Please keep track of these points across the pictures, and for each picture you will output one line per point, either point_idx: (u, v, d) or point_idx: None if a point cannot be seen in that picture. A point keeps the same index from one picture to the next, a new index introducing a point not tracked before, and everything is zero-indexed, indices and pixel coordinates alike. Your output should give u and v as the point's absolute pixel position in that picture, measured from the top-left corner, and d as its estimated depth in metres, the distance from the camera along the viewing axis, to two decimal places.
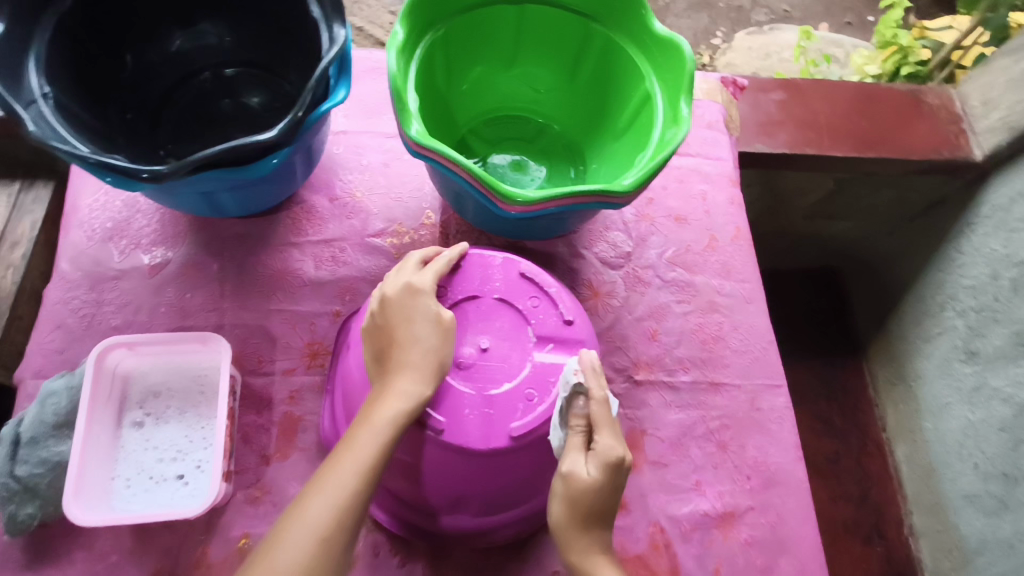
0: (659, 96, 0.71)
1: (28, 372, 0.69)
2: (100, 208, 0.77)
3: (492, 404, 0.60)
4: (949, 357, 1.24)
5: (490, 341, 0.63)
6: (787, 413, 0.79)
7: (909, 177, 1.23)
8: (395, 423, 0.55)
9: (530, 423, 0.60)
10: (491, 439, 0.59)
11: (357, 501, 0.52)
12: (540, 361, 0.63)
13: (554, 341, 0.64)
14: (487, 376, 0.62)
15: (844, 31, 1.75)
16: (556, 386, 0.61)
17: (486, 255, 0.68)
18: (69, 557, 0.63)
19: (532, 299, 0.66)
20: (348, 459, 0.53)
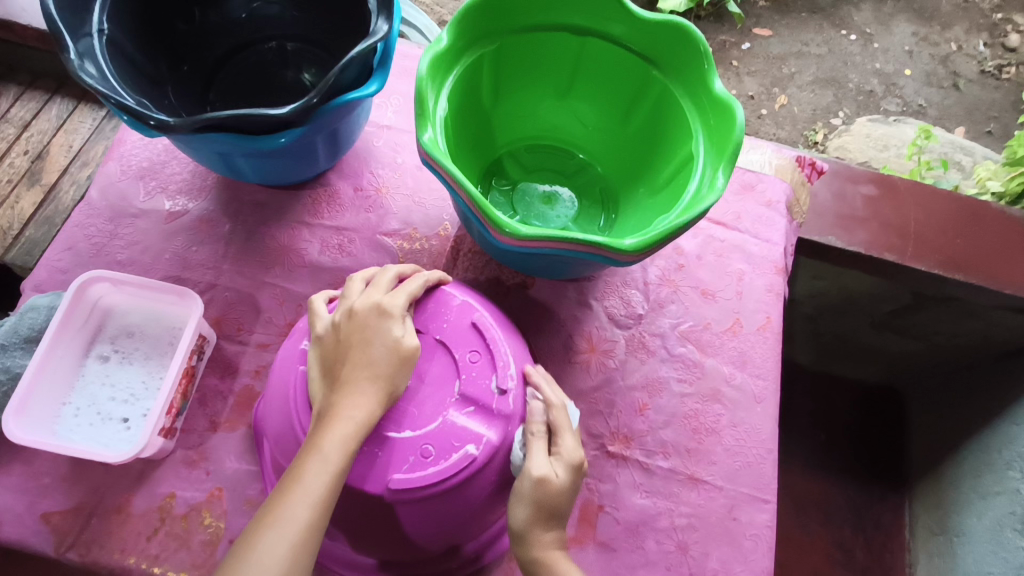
0: (701, 159, 0.66)
1: (29, 284, 0.72)
2: (143, 147, 0.80)
3: (382, 445, 0.55)
4: (1002, 523, 1.08)
5: (412, 381, 0.58)
6: (766, 533, 0.71)
7: (998, 312, 1.10)
8: (348, 448, 0.51)
9: (412, 481, 0.54)
10: (366, 481, 0.54)
11: (313, 533, 0.48)
12: (451, 420, 0.57)
13: (479, 404, 0.58)
14: (391, 415, 0.57)
15: (981, 140, 1.57)
16: (456, 453, 0.55)
17: (448, 292, 0.64)
18: (9, 467, 0.65)
19: (472, 351, 0.60)
20: (298, 492, 0.49)
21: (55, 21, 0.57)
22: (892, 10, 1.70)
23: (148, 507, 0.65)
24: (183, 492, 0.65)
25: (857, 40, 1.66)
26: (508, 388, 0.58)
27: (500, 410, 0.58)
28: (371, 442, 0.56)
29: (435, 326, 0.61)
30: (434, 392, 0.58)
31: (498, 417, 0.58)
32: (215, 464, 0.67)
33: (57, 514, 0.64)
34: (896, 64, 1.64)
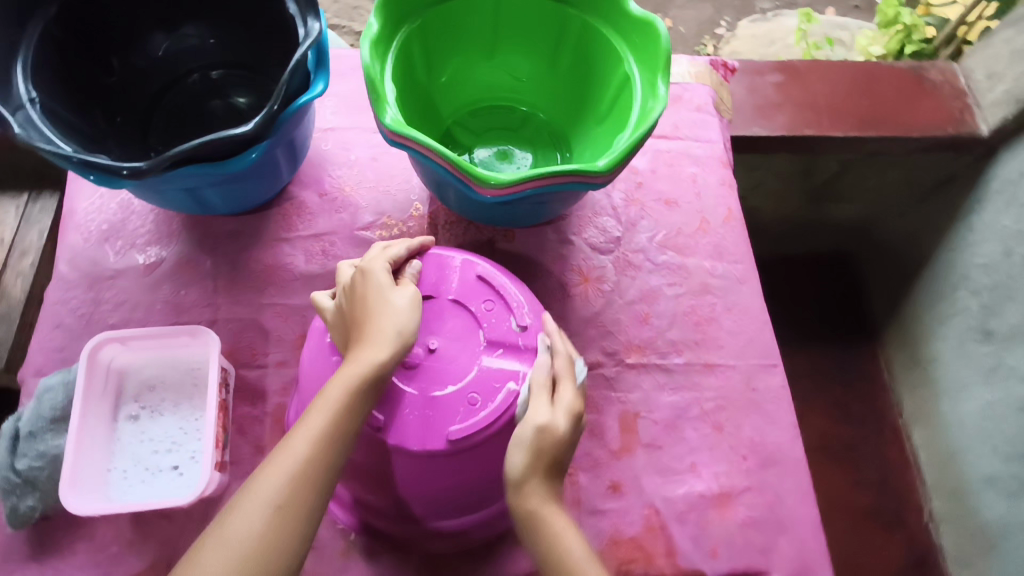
0: (637, 78, 0.71)
1: (29, 372, 0.71)
2: (95, 211, 0.79)
3: (430, 406, 0.59)
4: (964, 338, 1.21)
5: (441, 343, 0.62)
6: (783, 393, 0.78)
7: (915, 157, 1.21)
8: (350, 388, 0.54)
9: (470, 428, 0.58)
10: (427, 441, 0.58)
11: (314, 469, 0.51)
12: (487, 366, 0.61)
13: (506, 347, 0.62)
14: (430, 378, 0.60)
15: (852, 14, 1.69)
16: (500, 393, 0.60)
17: (446, 255, 0.67)
18: (72, 548, 0.64)
19: (486, 301, 0.64)
20: (300, 430, 0.53)
21: None
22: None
23: None
24: None
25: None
26: (527, 325, 0.63)
27: (525, 346, 0.62)
28: (419, 405, 0.59)
29: (445, 287, 0.65)
30: (463, 347, 0.62)
31: (527, 353, 0.63)
32: None
33: None
34: None
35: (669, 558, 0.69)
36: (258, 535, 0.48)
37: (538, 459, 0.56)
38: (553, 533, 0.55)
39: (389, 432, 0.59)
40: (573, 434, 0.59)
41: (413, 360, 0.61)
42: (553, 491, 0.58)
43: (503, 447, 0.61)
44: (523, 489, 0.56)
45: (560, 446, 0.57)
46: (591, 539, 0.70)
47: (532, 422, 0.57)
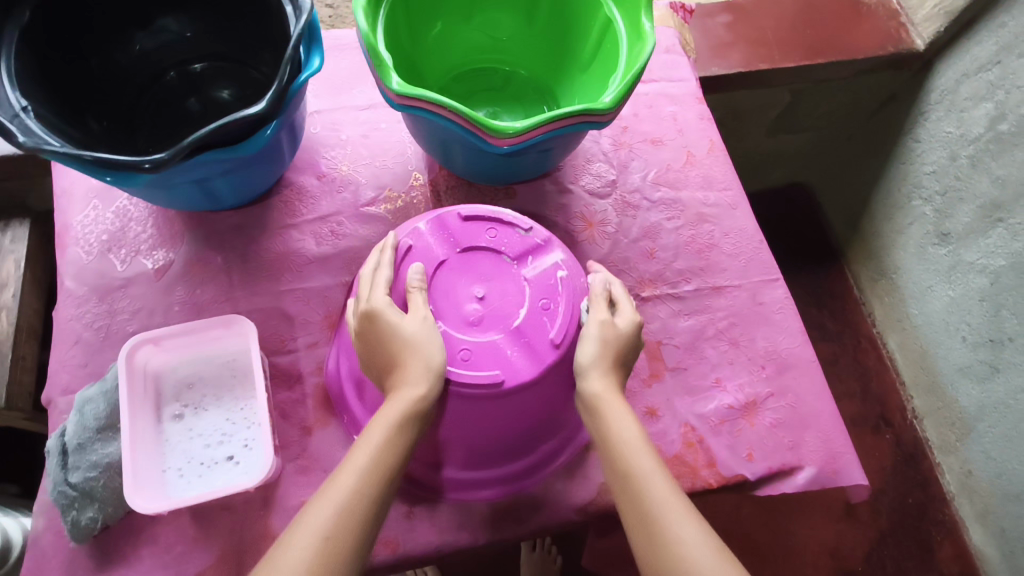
0: (620, 21, 0.73)
1: (56, 392, 0.70)
2: (92, 222, 0.78)
3: (518, 333, 0.63)
4: (923, 243, 1.28)
5: (484, 287, 0.66)
6: (787, 303, 0.83)
7: (857, 78, 1.25)
8: (393, 425, 0.56)
9: (563, 326, 0.64)
10: (539, 359, 0.62)
11: (361, 503, 0.52)
12: (531, 276, 0.67)
13: (531, 253, 0.68)
14: (499, 314, 0.64)
15: None
16: (560, 284, 0.66)
17: (442, 215, 0.69)
18: (137, 554, 0.63)
19: (489, 231, 0.69)
20: (344, 471, 0.54)
21: None
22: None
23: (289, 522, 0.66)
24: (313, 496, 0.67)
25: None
26: (533, 229, 0.70)
27: (544, 244, 0.69)
28: (512, 340, 0.63)
29: (451, 243, 0.68)
30: (502, 278, 0.67)
31: (546, 246, 0.69)
32: (327, 460, 0.69)
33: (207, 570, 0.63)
34: None
35: (711, 468, 0.73)
36: (310, 566, 0.48)
37: (606, 348, 0.62)
38: (611, 413, 0.59)
39: (512, 375, 0.61)
40: (633, 340, 0.65)
41: (474, 314, 0.64)
42: (616, 383, 0.62)
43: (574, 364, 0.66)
44: (590, 371, 0.61)
45: (624, 346, 0.63)
46: None
47: (596, 320, 0.63)
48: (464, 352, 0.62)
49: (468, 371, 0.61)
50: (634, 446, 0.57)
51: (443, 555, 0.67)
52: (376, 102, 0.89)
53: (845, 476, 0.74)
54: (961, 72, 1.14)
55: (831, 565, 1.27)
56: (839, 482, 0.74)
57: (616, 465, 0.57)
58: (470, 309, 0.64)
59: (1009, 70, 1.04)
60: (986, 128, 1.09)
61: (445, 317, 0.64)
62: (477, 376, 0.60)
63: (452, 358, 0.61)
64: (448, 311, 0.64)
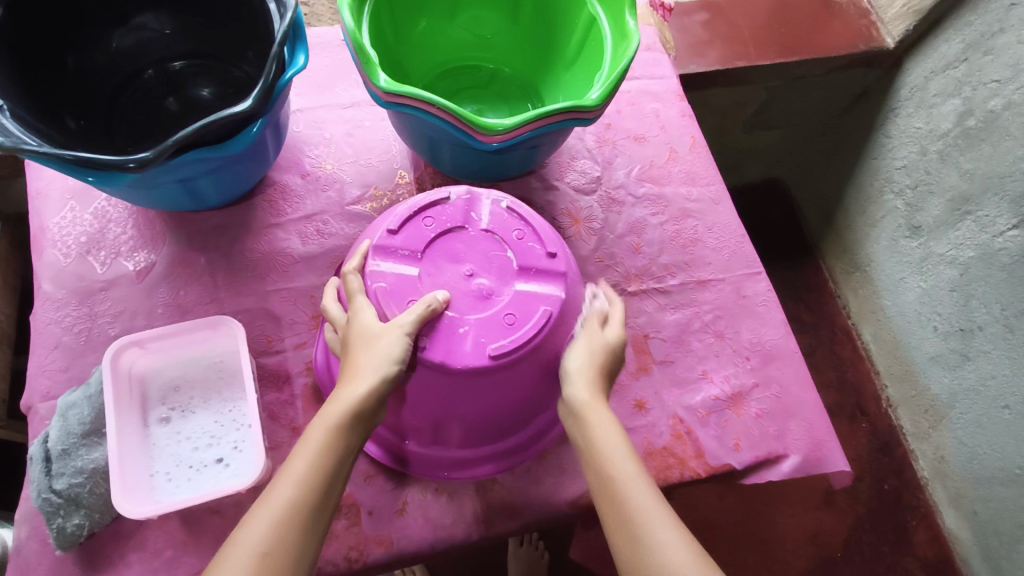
0: (604, 18, 0.74)
1: (36, 398, 0.68)
2: (69, 224, 0.76)
3: (523, 269, 0.64)
4: (896, 236, 1.31)
5: (464, 262, 0.64)
6: (770, 296, 0.85)
7: (831, 76, 1.27)
8: (331, 428, 0.54)
9: (541, 236, 0.66)
10: (558, 283, 0.64)
11: (298, 514, 0.50)
12: (490, 224, 0.66)
13: (469, 211, 0.67)
14: (497, 272, 0.64)
15: None
16: (516, 213, 0.67)
17: (388, 249, 0.64)
18: (125, 561, 0.62)
19: (427, 221, 0.65)
20: (281, 477, 0.52)
21: None
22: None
23: None
24: None
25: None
26: (451, 194, 0.67)
27: (471, 197, 0.67)
28: (525, 279, 0.64)
29: (409, 256, 0.63)
30: (467, 247, 0.65)
31: (470, 201, 0.67)
32: None
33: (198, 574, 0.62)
34: None
35: (699, 458, 0.74)
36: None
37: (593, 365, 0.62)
38: (602, 433, 0.58)
39: (552, 301, 0.63)
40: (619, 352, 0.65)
41: (480, 287, 0.62)
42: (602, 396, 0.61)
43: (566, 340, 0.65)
44: (576, 382, 0.60)
45: (611, 355, 0.63)
46: None
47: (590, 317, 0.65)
48: (509, 317, 0.61)
49: (524, 327, 0.60)
50: (631, 480, 0.55)
51: (437, 551, 0.67)
52: (359, 100, 0.88)
53: (829, 463, 0.76)
54: (930, 69, 1.17)
55: (812, 552, 1.29)
56: (823, 469, 0.75)
57: (600, 478, 0.56)
58: (476, 286, 0.62)
59: (975, 68, 1.07)
60: (954, 124, 1.12)
61: (460, 307, 0.61)
62: (535, 323, 0.61)
63: (502, 328, 0.60)
64: (457, 300, 0.61)
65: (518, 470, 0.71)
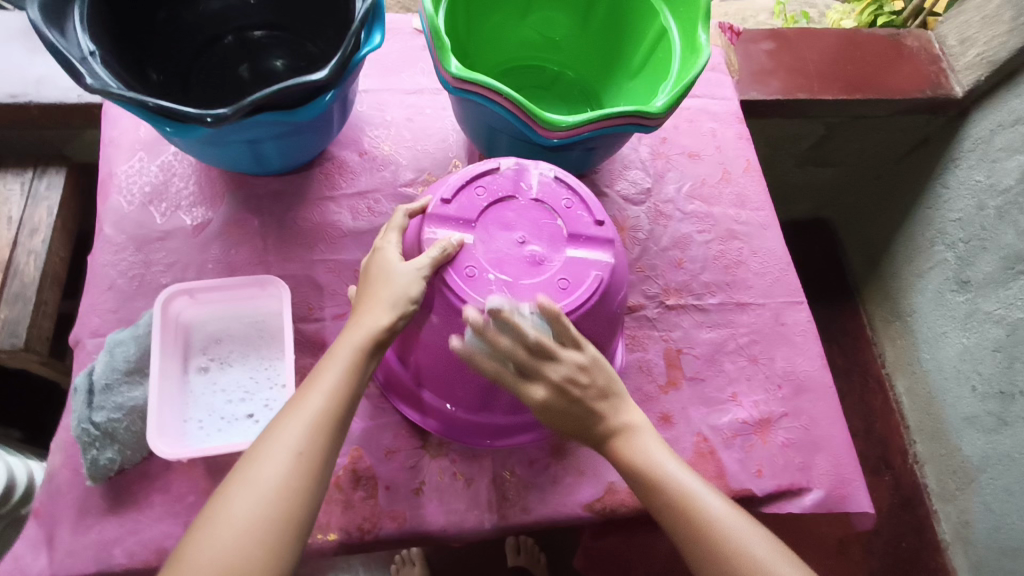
0: (675, 31, 0.75)
1: (85, 333, 0.71)
2: (136, 174, 0.79)
3: (573, 236, 0.62)
4: (942, 289, 1.28)
5: (515, 229, 0.62)
6: (809, 326, 0.84)
7: (895, 118, 1.25)
8: (358, 349, 0.57)
9: (590, 206, 0.64)
10: (610, 252, 0.63)
11: (328, 419, 0.54)
12: (540, 193, 0.64)
13: (518, 179, 0.64)
14: (548, 239, 0.62)
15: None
16: (564, 183, 0.65)
17: (441, 220, 0.62)
18: (149, 500, 0.64)
19: (478, 190, 0.63)
20: (312, 390, 0.55)
21: (62, 53, 0.56)
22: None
23: None
24: None
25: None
26: (500, 163, 0.65)
27: (519, 168, 0.65)
28: (575, 247, 0.62)
29: (461, 224, 0.62)
30: (520, 215, 0.63)
31: (518, 171, 0.65)
32: None
33: None
34: None
35: (720, 479, 0.73)
36: (287, 481, 0.50)
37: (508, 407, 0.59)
38: (639, 452, 0.60)
39: (602, 267, 0.62)
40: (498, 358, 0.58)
41: (532, 253, 0.61)
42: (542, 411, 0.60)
43: (608, 317, 0.64)
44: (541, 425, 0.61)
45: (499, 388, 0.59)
46: None
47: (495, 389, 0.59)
48: (562, 281, 0.60)
49: (577, 291, 0.60)
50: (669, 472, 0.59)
51: (447, 535, 0.68)
52: (424, 87, 0.90)
53: (852, 503, 0.74)
54: (997, 122, 1.14)
55: None
56: (846, 508, 0.74)
57: (685, 528, 0.57)
58: (528, 253, 0.61)
59: None
60: (1017, 181, 1.09)
61: (514, 273, 0.60)
62: (588, 288, 0.60)
63: (555, 293, 0.59)
64: (509, 266, 0.60)
65: (537, 465, 0.71)
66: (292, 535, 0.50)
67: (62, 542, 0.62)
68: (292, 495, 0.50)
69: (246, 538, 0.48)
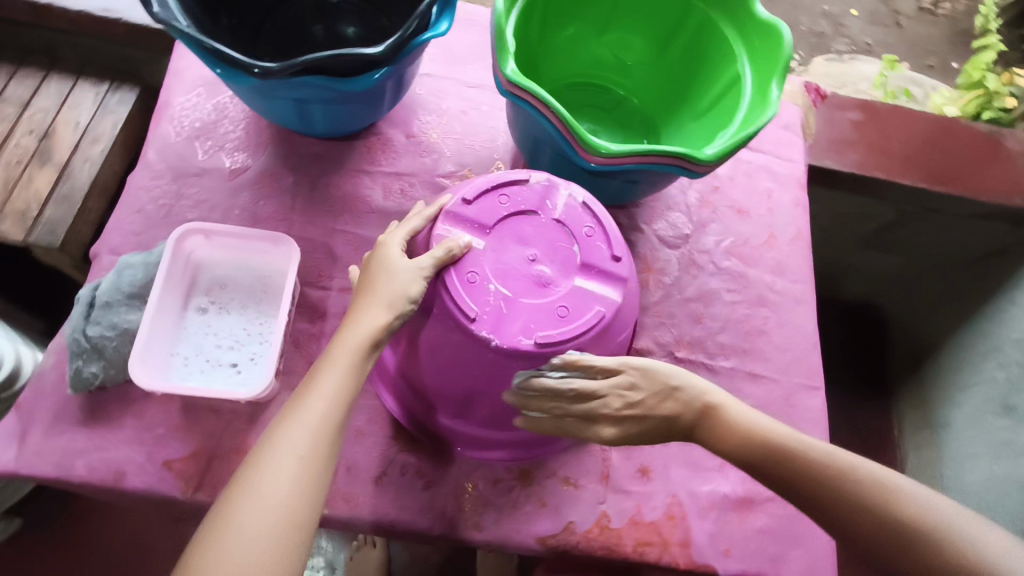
0: (749, 80, 0.72)
1: (104, 248, 0.73)
2: (191, 108, 0.81)
3: (586, 266, 0.60)
4: (982, 409, 1.20)
5: (528, 245, 0.61)
6: (820, 415, 0.79)
7: (972, 220, 1.17)
8: (359, 350, 0.56)
9: (610, 239, 0.62)
10: (619, 290, 0.61)
11: (332, 423, 0.53)
12: (563, 215, 0.62)
13: (544, 196, 0.63)
14: (559, 263, 0.60)
15: (924, 74, 1.50)
16: (590, 210, 0.63)
17: (455, 221, 0.61)
18: (120, 422, 0.65)
19: (500, 198, 0.62)
20: (312, 395, 0.53)
21: None
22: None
23: None
24: None
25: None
26: (531, 176, 0.64)
27: (549, 185, 0.64)
28: (585, 277, 0.60)
29: (476, 228, 0.61)
30: (538, 233, 0.61)
31: (546, 188, 0.63)
32: None
33: (177, 461, 0.64)
34: (842, 6, 1.55)
35: (683, 548, 0.69)
36: (296, 488, 0.49)
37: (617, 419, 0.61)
38: (712, 430, 0.61)
39: (607, 303, 0.60)
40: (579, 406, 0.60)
41: (540, 273, 0.59)
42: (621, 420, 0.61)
43: (603, 355, 0.62)
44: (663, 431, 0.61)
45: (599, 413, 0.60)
46: (614, 515, 0.70)
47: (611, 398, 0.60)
48: (562, 309, 0.58)
49: (575, 323, 0.58)
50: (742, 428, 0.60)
51: (395, 531, 0.67)
52: (486, 84, 0.89)
53: None
54: None
55: None
56: None
57: (818, 472, 0.56)
58: (535, 272, 0.59)
59: None
60: None
61: (516, 289, 0.58)
62: (587, 321, 0.58)
63: (553, 319, 0.58)
64: (513, 281, 0.59)
65: (500, 485, 0.69)
66: (307, 539, 0.49)
67: (32, 440, 0.64)
68: (303, 503, 0.49)
69: (268, 549, 0.46)
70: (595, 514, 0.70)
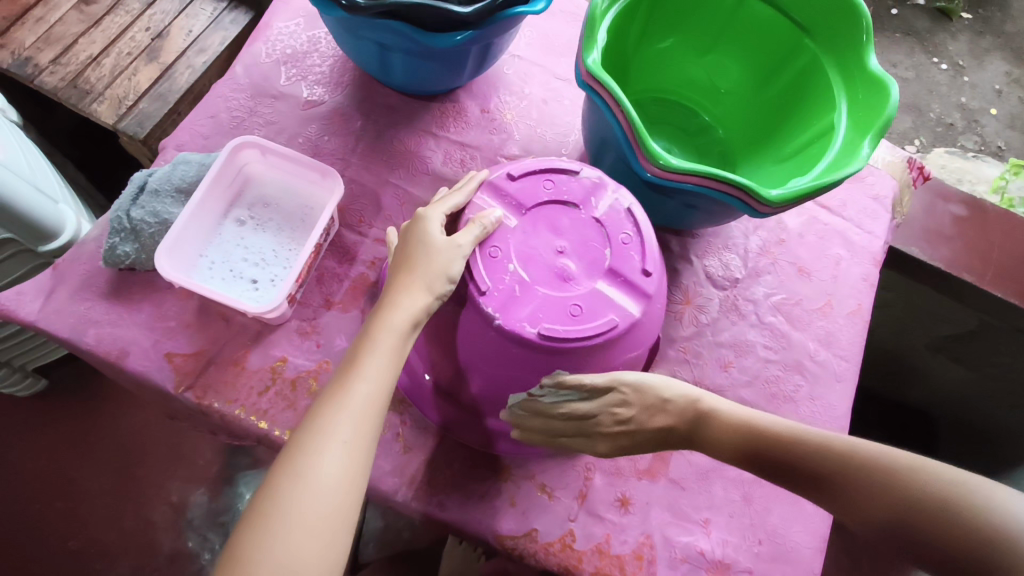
0: (841, 131, 0.67)
1: (172, 143, 0.76)
2: (287, 34, 0.84)
3: (613, 272, 0.58)
4: None
5: (560, 236, 0.60)
6: None
7: None
8: (402, 332, 0.55)
9: (647, 252, 0.60)
10: (641, 305, 0.58)
11: (376, 407, 0.52)
12: (603, 216, 0.61)
13: (591, 194, 0.62)
14: (586, 262, 0.59)
15: None
16: (633, 217, 0.61)
17: (496, 198, 0.61)
18: (138, 304, 0.68)
19: (546, 183, 0.61)
20: (358, 379, 0.52)
21: None
22: (988, 45, 1.49)
23: (263, 365, 0.67)
24: (296, 358, 0.68)
25: (947, 71, 1.46)
26: (583, 170, 0.62)
27: (598, 183, 0.62)
28: (609, 282, 0.58)
29: (515, 207, 0.60)
30: (574, 228, 0.60)
31: (595, 186, 0.62)
32: (326, 338, 0.69)
33: (178, 355, 0.66)
34: (982, 100, 1.44)
35: None
36: (346, 472, 0.49)
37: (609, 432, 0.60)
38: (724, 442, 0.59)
39: (624, 315, 0.57)
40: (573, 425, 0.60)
41: (563, 267, 0.58)
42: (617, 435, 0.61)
43: (608, 366, 0.59)
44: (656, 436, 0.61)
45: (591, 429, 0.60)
46: (580, 537, 0.66)
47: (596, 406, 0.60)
48: (575, 307, 0.56)
49: (584, 325, 0.55)
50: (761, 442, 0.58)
51: None
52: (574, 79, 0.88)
53: None
54: None
55: None
56: None
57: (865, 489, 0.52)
58: (559, 264, 0.58)
59: None
60: None
61: (535, 276, 0.57)
62: (596, 326, 0.55)
63: (563, 315, 0.56)
64: (534, 267, 0.58)
65: (475, 472, 0.68)
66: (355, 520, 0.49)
67: (56, 298, 0.67)
68: (352, 488, 0.49)
69: (326, 533, 0.47)
70: (561, 529, 0.66)
